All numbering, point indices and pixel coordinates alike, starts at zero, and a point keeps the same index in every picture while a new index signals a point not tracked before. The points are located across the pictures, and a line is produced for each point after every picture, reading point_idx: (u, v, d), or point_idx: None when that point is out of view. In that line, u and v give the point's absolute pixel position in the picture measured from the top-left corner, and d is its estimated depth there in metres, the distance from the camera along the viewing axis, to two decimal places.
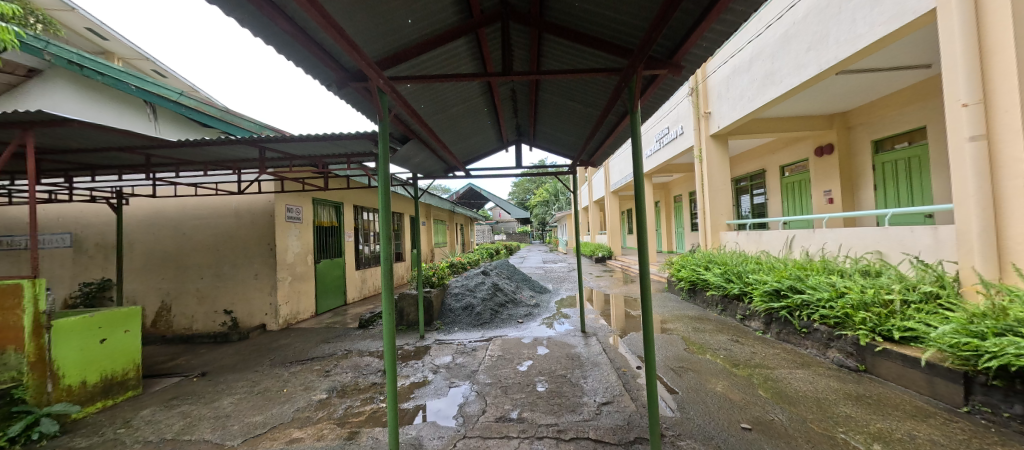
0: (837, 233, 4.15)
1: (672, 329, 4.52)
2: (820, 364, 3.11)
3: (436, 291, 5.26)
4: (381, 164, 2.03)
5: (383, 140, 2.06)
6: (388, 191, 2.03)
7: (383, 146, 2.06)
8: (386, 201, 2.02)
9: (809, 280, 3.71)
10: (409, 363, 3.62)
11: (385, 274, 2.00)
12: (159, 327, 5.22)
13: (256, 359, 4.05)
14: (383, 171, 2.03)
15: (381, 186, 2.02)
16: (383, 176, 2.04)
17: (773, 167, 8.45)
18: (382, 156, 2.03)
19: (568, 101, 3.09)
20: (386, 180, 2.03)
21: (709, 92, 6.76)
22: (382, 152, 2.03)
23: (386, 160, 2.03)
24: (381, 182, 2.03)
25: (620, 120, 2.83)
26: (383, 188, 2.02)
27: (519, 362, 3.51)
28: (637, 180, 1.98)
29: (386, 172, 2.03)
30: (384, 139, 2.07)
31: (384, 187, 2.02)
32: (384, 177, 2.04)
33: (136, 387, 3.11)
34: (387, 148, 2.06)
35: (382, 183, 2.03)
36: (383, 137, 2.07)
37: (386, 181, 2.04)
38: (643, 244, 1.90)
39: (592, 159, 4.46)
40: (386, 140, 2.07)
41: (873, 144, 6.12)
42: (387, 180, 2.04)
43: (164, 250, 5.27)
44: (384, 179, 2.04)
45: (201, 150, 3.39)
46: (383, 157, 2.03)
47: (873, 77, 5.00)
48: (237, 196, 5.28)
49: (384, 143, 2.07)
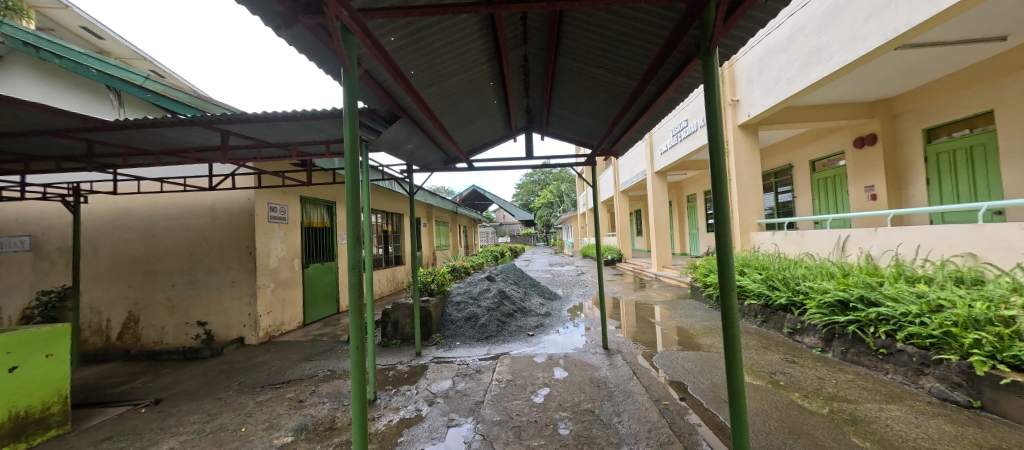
0: (908, 233, 3.51)
1: (710, 345, 3.86)
2: (914, 396, 2.47)
3: (435, 300, 4.64)
4: (347, 138, 1.43)
5: (349, 104, 1.46)
6: (355, 176, 1.42)
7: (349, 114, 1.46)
8: (352, 185, 1.41)
9: (886, 289, 3.05)
10: (401, 391, 3.00)
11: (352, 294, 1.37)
12: (125, 341, 4.66)
13: (224, 382, 3.46)
14: (349, 146, 1.43)
15: (346, 167, 1.42)
16: (348, 153, 1.42)
17: (802, 161, 7.80)
18: (346, 127, 1.43)
19: (596, 66, 2.49)
20: (355, 157, 1.43)
21: (737, 77, 6.13)
22: (348, 122, 1.43)
23: (352, 133, 1.43)
24: (346, 161, 1.42)
25: (667, 85, 2.25)
26: (350, 170, 1.41)
27: (533, 390, 2.88)
28: (715, 157, 1.41)
29: (354, 148, 1.42)
30: (352, 104, 1.47)
31: (350, 169, 1.41)
32: (351, 155, 1.42)
33: (63, 425, 2.52)
34: (354, 115, 1.46)
35: (348, 161, 1.41)
36: (352, 100, 1.47)
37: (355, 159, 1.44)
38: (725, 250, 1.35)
39: (616, 147, 3.86)
40: (353, 103, 1.47)
41: (924, 132, 5.45)
42: (356, 160, 1.44)
43: (132, 254, 4.74)
44: (352, 158, 1.43)
45: (149, 133, 2.81)
46: (349, 128, 1.43)
47: (935, 52, 4.37)
48: (212, 194, 4.72)
49: (351, 109, 1.47)
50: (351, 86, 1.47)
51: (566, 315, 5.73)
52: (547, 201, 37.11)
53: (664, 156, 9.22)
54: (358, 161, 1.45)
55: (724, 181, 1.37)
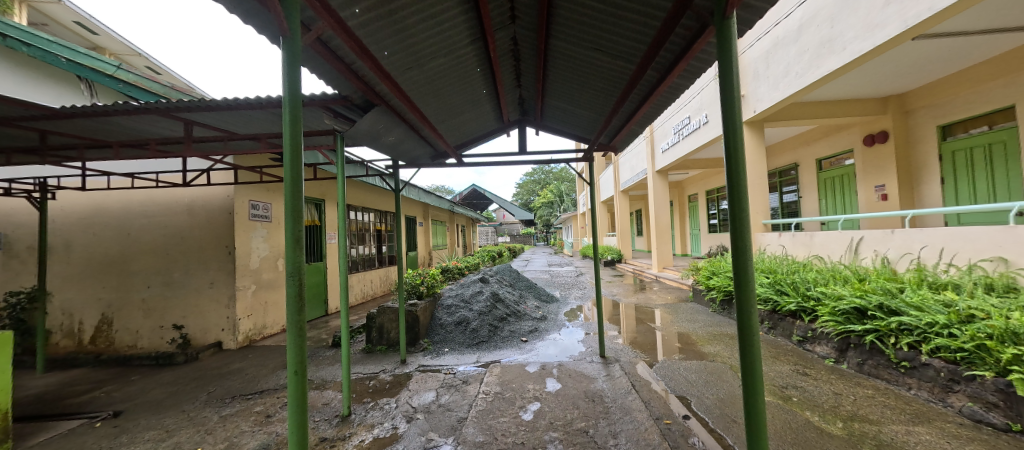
0: (929, 234, 3.26)
1: (713, 354, 3.61)
2: (942, 416, 2.22)
3: (424, 303, 4.39)
4: (287, 121, 1.19)
5: (290, 81, 1.23)
6: (296, 166, 1.18)
7: (288, 92, 1.22)
8: (291, 177, 1.16)
9: (908, 297, 2.81)
10: (380, 405, 2.76)
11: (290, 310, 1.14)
12: (98, 345, 4.43)
13: (193, 391, 3.23)
14: (289, 130, 1.19)
15: (285, 155, 1.18)
16: (288, 136, 1.18)
17: (809, 159, 7.56)
18: (287, 108, 1.20)
19: (593, 49, 2.24)
20: (296, 143, 1.19)
21: (743, 71, 5.89)
22: (288, 103, 1.20)
23: (292, 115, 1.20)
24: (285, 146, 1.18)
25: (671, 69, 2.02)
26: (289, 158, 1.18)
27: (523, 405, 2.63)
28: (731, 147, 1.19)
29: (294, 132, 1.19)
30: (293, 80, 1.23)
31: (290, 158, 1.17)
32: (290, 139, 1.18)
33: (3, 444, 2.29)
34: (295, 94, 1.22)
35: (286, 147, 1.17)
36: (293, 76, 1.23)
37: (296, 145, 1.20)
38: (744, 256, 1.14)
39: (615, 142, 3.63)
40: (294, 79, 1.23)
41: (939, 130, 5.21)
42: (298, 147, 1.20)
43: (106, 254, 4.50)
44: (291, 142, 1.18)
45: (103, 123, 2.57)
46: (289, 108, 1.20)
47: (955, 43, 4.12)
48: (190, 190, 4.49)
49: (292, 87, 1.23)
50: (293, 60, 1.23)
51: (562, 319, 5.48)
52: (547, 201, 36.80)
53: (666, 155, 8.96)
54: (301, 149, 1.21)
55: (743, 174, 1.15)
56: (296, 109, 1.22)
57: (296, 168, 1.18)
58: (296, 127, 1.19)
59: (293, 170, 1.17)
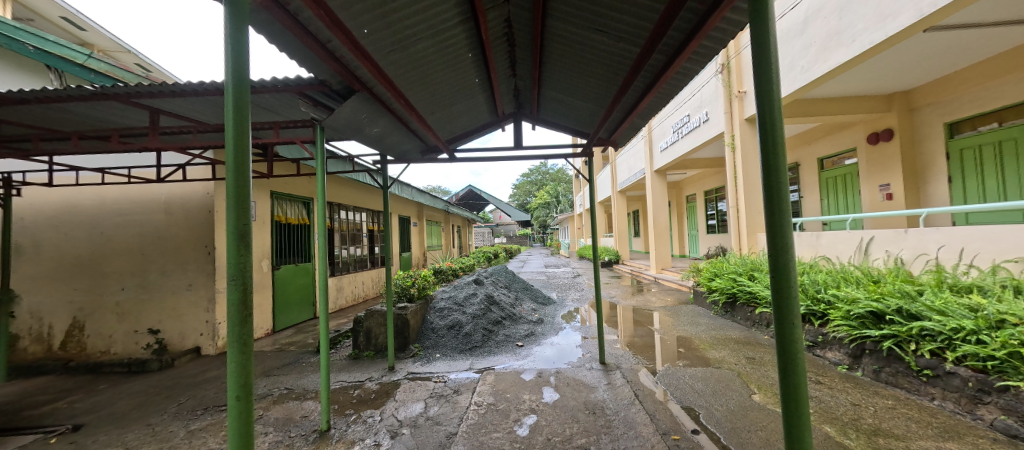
0: (946, 234, 3.10)
1: (719, 360, 3.43)
2: (973, 430, 2.04)
3: (414, 306, 4.17)
4: (231, 102, 0.99)
5: (234, 54, 1.02)
6: (240, 153, 0.98)
7: (234, 69, 1.02)
8: (234, 160, 0.96)
9: (929, 301, 2.64)
10: (362, 418, 2.55)
11: (230, 328, 0.93)
12: (69, 351, 4.18)
13: (163, 402, 3.01)
14: (232, 111, 0.99)
15: (228, 134, 0.97)
16: (230, 119, 0.98)
17: (810, 159, 7.43)
18: (230, 86, 1.00)
19: (595, 30, 2.05)
20: (241, 128, 0.98)
21: (744, 67, 5.75)
22: (231, 83, 1.00)
23: (236, 97, 1.00)
24: (228, 125, 0.98)
25: (682, 50, 1.84)
26: (232, 141, 0.97)
27: (518, 418, 2.42)
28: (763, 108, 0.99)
29: (239, 118, 0.98)
30: (237, 54, 1.02)
31: (233, 140, 0.97)
32: (234, 124, 0.98)
33: None
34: (240, 71, 1.02)
35: (228, 134, 0.96)
36: (238, 49, 1.03)
37: (242, 130, 0.99)
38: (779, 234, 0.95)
39: (615, 136, 3.44)
40: (240, 52, 1.03)
41: (946, 127, 5.07)
42: (245, 129, 1.00)
43: (78, 254, 4.25)
44: (236, 127, 0.98)
45: (56, 110, 2.33)
46: (234, 78, 1.00)
47: (966, 36, 3.98)
48: (167, 187, 4.25)
49: (237, 61, 1.03)
50: (239, 30, 1.03)
51: (559, 322, 5.28)
52: (544, 202, 36.60)
53: (665, 154, 8.80)
54: (248, 132, 1.01)
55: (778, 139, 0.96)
56: (242, 88, 1.01)
57: (241, 158, 0.98)
58: (240, 110, 0.99)
59: (237, 159, 0.97)
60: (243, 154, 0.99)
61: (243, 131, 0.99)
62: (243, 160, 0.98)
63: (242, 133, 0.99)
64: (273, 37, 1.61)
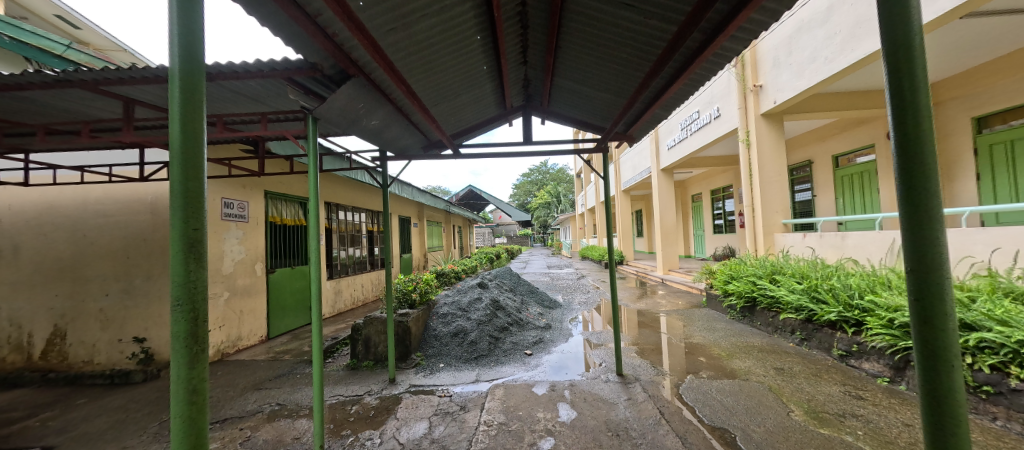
0: (992, 234, 2.89)
1: (744, 370, 3.18)
2: None
3: (417, 312, 3.92)
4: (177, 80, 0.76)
5: (184, 17, 0.79)
6: (190, 146, 0.75)
7: (187, 43, 0.79)
8: (182, 153, 0.74)
9: (985, 310, 2.40)
10: (359, 442, 2.29)
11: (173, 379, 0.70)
12: (49, 361, 3.93)
13: (144, 420, 2.76)
14: (180, 91, 0.76)
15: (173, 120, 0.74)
16: (176, 106, 0.74)
17: (824, 156, 7.21)
18: (176, 69, 0.76)
19: (622, 6, 1.81)
20: (193, 121, 0.76)
21: (759, 60, 5.51)
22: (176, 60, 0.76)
23: (184, 79, 0.76)
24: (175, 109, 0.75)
25: (727, 24, 1.60)
26: (181, 128, 0.74)
27: (533, 441, 2.17)
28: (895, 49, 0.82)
29: (189, 108, 0.76)
30: (189, 23, 0.79)
31: (179, 126, 0.74)
32: (182, 112, 0.75)
33: None
34: (191, 47, 0.79)
35: (174, 130, 0.73)
36: (190, 17, 0.79)
37: (195, 122, 0.77)
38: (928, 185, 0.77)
39: (633, 131, 3.18)
40: (191, 20, 0.79)
41: (974, 122, 4.83)
42: (198, 113, 0.77)
43: (59, 258, 4.01)
44: (183, 116, 0.75)
45: (13, 99, 2.08)
46: (182, 47, 0.77)
47: (1004, 23, 3.74)
48: (153, 186, 4.00)
49: (189, 32, 0.79)
50: None
51: (567, 327, 5.04)
52: (545, 202, 36.35)
53: (672, 152, 8.56)
54: (202, 118, 0.78)
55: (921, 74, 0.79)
56: (194, 69, 0.78)
57: (193, 158, 0.75)
58: (191, 96, 0.76)
59: (187, 158, 0.74)
60: (195, 151, 0.76)
61: (196, 123, 0.77)
62: (195, 160, 0.75)
63: (195, 122, 0.76)
64: (253, 8, 1.37)
